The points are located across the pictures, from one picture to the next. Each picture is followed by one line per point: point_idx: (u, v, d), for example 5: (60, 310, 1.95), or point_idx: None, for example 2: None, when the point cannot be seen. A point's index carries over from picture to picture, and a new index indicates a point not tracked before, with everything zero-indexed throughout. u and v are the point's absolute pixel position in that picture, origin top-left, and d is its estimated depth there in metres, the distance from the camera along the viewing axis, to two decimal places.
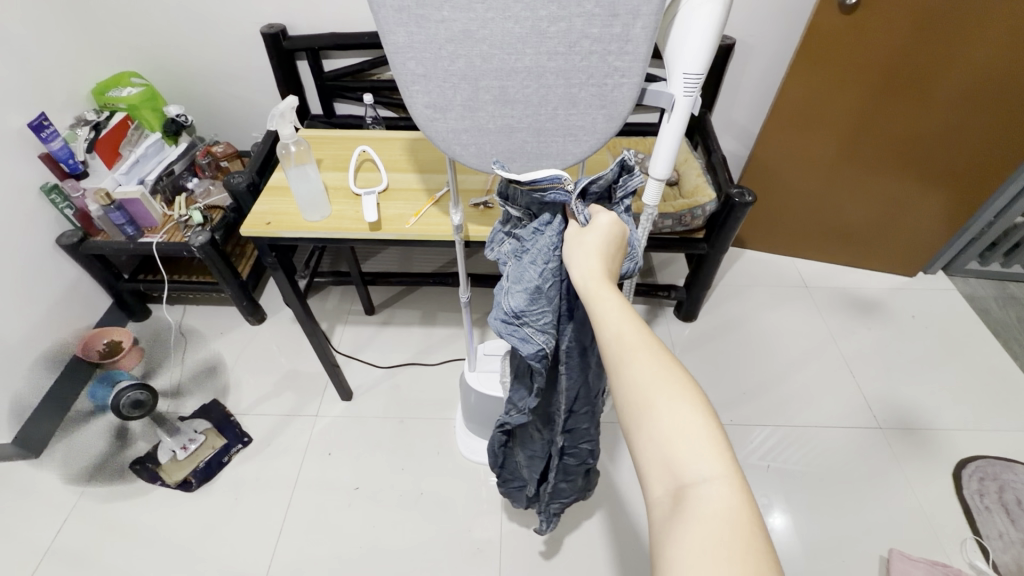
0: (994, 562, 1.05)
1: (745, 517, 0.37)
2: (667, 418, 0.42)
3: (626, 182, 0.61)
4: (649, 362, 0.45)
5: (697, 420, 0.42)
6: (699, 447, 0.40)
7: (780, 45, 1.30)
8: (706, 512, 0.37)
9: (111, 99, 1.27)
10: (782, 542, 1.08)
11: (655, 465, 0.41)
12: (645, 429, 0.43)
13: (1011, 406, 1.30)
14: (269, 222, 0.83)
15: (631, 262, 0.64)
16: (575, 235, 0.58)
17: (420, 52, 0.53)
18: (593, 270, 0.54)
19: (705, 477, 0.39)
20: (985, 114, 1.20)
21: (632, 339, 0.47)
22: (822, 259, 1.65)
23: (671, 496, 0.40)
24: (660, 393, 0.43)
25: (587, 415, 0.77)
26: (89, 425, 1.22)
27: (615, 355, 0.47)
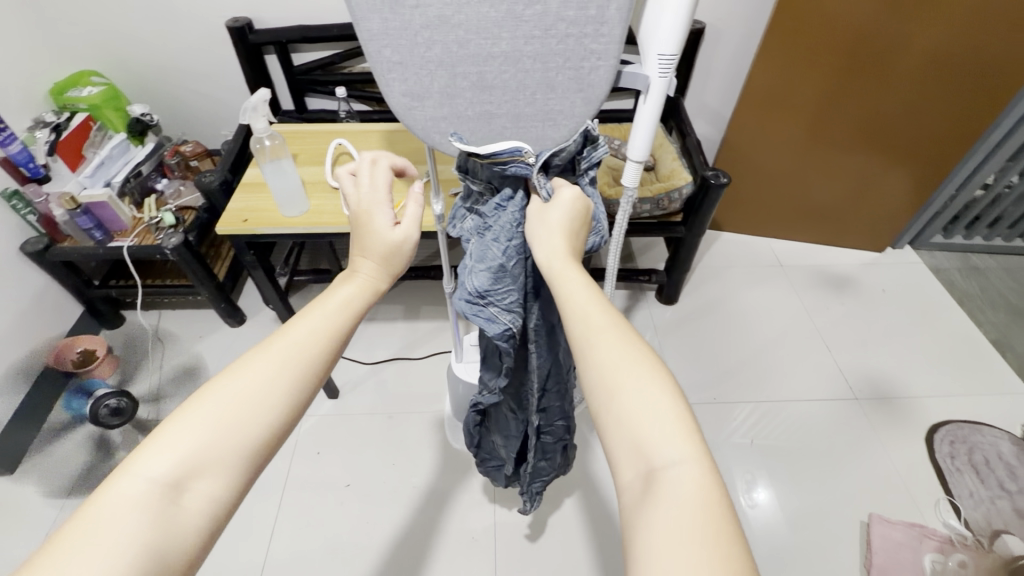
0: (965, 520, 1.10)
1: (714, 498, 0.37)
2: (634, 400, 0.41)
3: (592, 152, 0.65)
4: (616, 345, 0.44)
5: (667, 402, 0.41)
6: (669, 430, 0.40)
7: (749, 29, 1.32)
8: (675, 494, 0.37)
9: (71, 99, 1.22)
10: (767, 515, 1.12)
11: (624, 449, 0.40)
12: (614, 412, 0.42)
13: (977, 371, 1.36)
14: (246, 219, 0.82)
15: (598, 236, 0.67)
16: (538, 211, 0.59)
17: (395, 39, 0.53)
18: (560, 249, 0.55)
19: (675, 460, 0.38)
20: (944, 90, 1.24)
21: (597, 323, 0.46)
22: (795, 238, 1.69)
23: (640, 478, 0.39)
24: (628, 374, 0.42)
25: (560, 393, 0.79)
26: (64, 439, 1.16)
27: (580, 338, 0.46)
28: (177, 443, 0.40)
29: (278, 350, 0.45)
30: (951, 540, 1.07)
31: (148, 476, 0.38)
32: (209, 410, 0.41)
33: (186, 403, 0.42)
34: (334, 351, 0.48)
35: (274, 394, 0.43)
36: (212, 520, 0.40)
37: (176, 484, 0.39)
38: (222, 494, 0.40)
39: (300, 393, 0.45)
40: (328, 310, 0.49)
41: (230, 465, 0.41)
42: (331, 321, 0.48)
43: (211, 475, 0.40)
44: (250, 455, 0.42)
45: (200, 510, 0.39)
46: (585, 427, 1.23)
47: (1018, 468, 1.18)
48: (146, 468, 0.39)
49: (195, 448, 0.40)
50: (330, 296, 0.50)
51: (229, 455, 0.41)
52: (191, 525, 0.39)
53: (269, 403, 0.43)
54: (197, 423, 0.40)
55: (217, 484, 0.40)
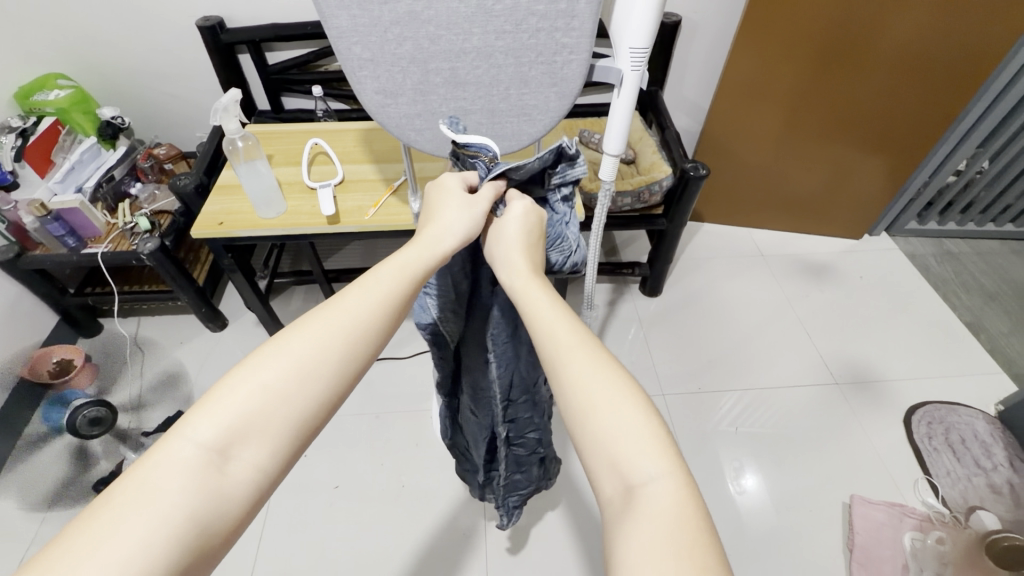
0: (943, 498, 1.13)
1: (691, 511, 0.37)
2: (609, 418, 0.41)
3: (566, 169, 0.59)
4: (588, 361, 0.45)
5: (643, 419, 0.41)
6: (645, 446, 0.40)
7: (724, 22, 1.33)
8: (656, 509, 0.37)
9: (38, 103, 1.19)
10: (753, 499, 1.14)
11: (602, 465, 0.41)
12: (589, 430, 0.42)
13: (952, 354, 1.39)
14: (221, 222, 0.80)
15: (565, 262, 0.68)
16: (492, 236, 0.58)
17: (365, 36, 0.53)
18: (524, 266, 0.54)
19: (652, 476, 0.39)
20: (913, 80, 1.27)
21: (565, 341, 0.46)
22: (774, 227, 1.72)
23: (621, 493, 0.39)
24: (600, 393, 0.43)
25: (528, 404, 0.79)
26: (45, 448, 1.14)
27: (550, 356, 0.46)
28: (226, 408, 0.38)
29: (331, 317, 0.43)
30: (929, 517, 1.09)
31: (198, 442, 0.37)
32: (259, 376, 0.39)
33: (237, 368, 0.40)
34: (392, 318, 0.46)
35: (325, 362, 0.41)
36: (257, 493, 0.39)
37: (222, 451, 0.37)
38: (268, 464, 0.39)
39: (351, 364, 0.43)
40: (385, 277, 0.47)
41: (277, 434, 0.39)
42: (388, 290, 0.46)
43: (257, 443, 0.38)
44: (298, 424, 0.40)
45: (246, 479, 0.38)
46: None
47: (993, 446, 1.21)
48: (196, 435, 0.37)
49: (244, 415, 0.38)
50: (389, 262, 0.49)
51: (277, 424, 0.39)
52: (235, 495, 0.37)
53: (319, 373, 0.41)
54: (245, 390, 0.39)
55: (263, 453, 0.39)
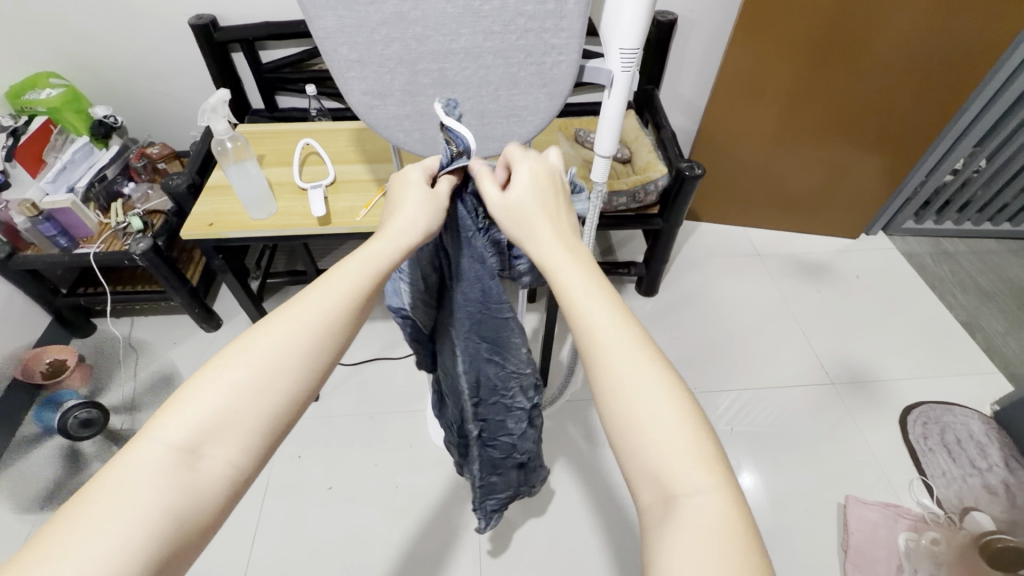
0: (938, 498, 1.13)
1: (740, 528, 0.36)
2: (652, 427, 0.39)
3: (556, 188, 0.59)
4: (636, 361, 0.41)
5: (688, 429, 0.39)
6: (690, 457, 0.38)
7: (720, 20, 1.33)
8: (698, 523, 0.36)
9: (29, 102, 1.19)
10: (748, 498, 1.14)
11: (643, 474, 0.39)
12: (633, 439, 0.40)
13: (948, 354, 1.39)
14: (212, 223, 0.80)
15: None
16: (503, 206, 0.50)
17: (352, 37, 0.52)
18: (555, 236, 0.49)
19: (700, 490, 0.37)
20: (910, 79, 1.27)
21: (608, 338, 0.42)
22: (771, 226, 1.71)
23: (660, 503, 0.38)
24: (645, 400, 0.40)
25: (503, 407, 0.77)
26: (33, 453, 1.10)
27: (590, 354, 0.43)
28: (195, 407, 0.38)
29: (295, 311, 0.42)
30: (923, 518, 1.09)
31: (166, 442, 0.37)
32: (227, 374, 0.39)
33: (204, 366, 0.39)
34: (361, 311, 0.45)
35: (292, 357, 0.40)
36: (231, 490, 0.38)
37: (193, 449, 0.37)
38: (240, 460, 0.38)
39: (322, 358, 0.42)
40: (353, 270, 0.45)
41: (248, 431, 0.38)
42: (358, 282, 0.45)
43: (228, 440, 0.38)
44: (271, 420, 0.40)
45: (219, 477, 0.37)
46: (570, 422, 1.24)
47: (989, 446, 1.21)
48: (165, 434, 0.37)
49: (214, 412, 0.38)
50: (353, 255, 0.46)
51: (247, 422, 0.39)
52: (211, 491, 0.37)
53: (287, 369, 0.40)
54: (212, 388, 0.38)
55: (235, 450, 0.38)
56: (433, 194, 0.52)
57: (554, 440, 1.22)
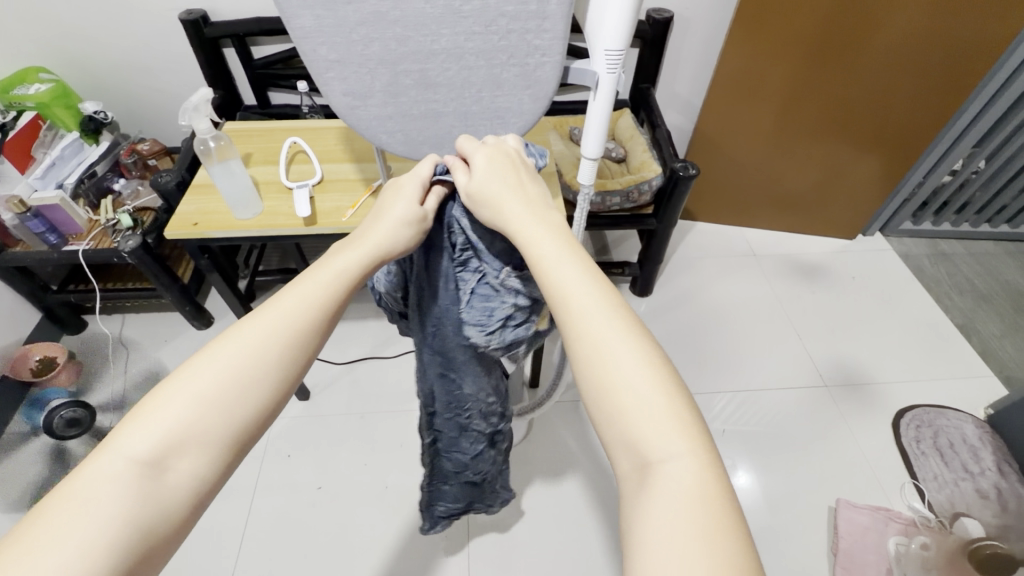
0: (929, 502, 1.12)
1: (714, 493, 0.35)
2: (627, 395, 0.38)
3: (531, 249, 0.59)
4: (613, 326, 0.41)
5: (664, 396, 0.38)
6: (667, 423, 0.37)
7: (717, 18, 1.31)
8: (671, 487, 0.35)
9: (17, 97, 1.17)
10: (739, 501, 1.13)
11: (619, 442, 0.39)
12: (607, 406, 0.39)
13: (942, 357, 1.38)
14: (196, 223, 0.79)
15: (491, 338, 0.62)
16: (471, 192, 0.50)
17: (331, 36, 0.51)
18: (526, 208, 0.48)
19: (673, 456, 0.36)
20: (907, 78, 1.25)
21: (583, 306, 0.42)
22: (767, 227, 1.70)
23: (636, 469, 0.37)
24: (618, 368, 0.39)
25: (455, 424, 0.75)
26: (22, 450, 1.12)
27: (566, 324, 0.42)
28: (160, 419, 0.37)
29: (263, 321, 0.42)
30: (914, 522, 1.09)
31: (128, 456, 0.36)
32: (193, 386, 0.38)
33: (167, 378, 0.39)
34: (330, 320, 0.45)
35: (262, 367, 0.40)
36: (194, 500, 0.38)
37: (157, 462, 0.36)
38: (204, 472, 0.38)
39: (292, 365, 0.42)
40: (322, 279, 0.45)
41: (213, 441, 0.38)
42: (329, 290, 0.45)
43: (194, 452, 0.37)
44: (237, 430, 0.39)
45: (184, 489, 0.37)
46: (561, 423, 1.25)
47: (982, 450, 1.20)
48: (126, 447, 0.36)
49: (178, 425, 0.37)
50: (327, 264, 0.46)
51: (213, 432, 0.38)
52: (174, 503, 0.36)
53: (255, 382, 0.40)
54: (175, 399, 0.38)
55: (199, 461, 0.37)
56: (420, 211, 0.51)
57: (545, 441, 1.22)
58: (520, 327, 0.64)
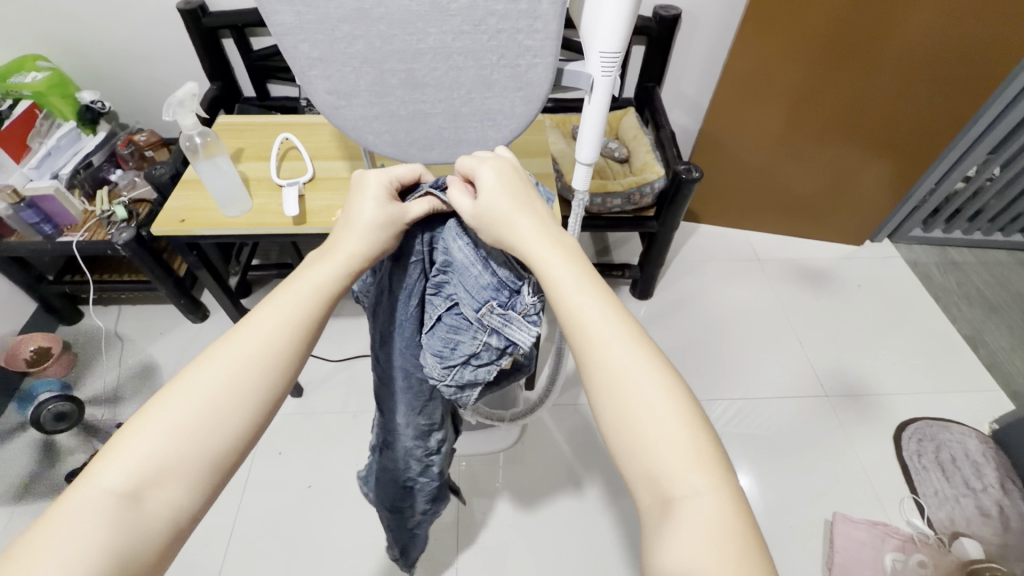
0: (929, 519, 1.10)
1: (739, 530, 0.35)
2: (650, 426, 0.38)
3: (525, 284, 0.55)
4: (634, 357, 0.41)
5: (686, 428, 0.39)
6: (690, 457, 0.37)
7: (726, 16, 1.27)
8: (698, 524, 0.35)
9: (13, 86, 1.15)
10: None
11: (640, 476, 0.38)
12: (629, 439, 0.39)
13: (948, 369, 1.35)
14: (184, 219, 0.77)
15: (451, 373, 0.58)
16: (478, 214, 0.49)
17: (312, 34, 0.49)
18: (538, 226, 0.48)
19: (698, 491, 0.36)
20: (920, 83, 1.22)
21: (603, 334, 0.42)
22: (772, 231, 1.67)
23: (658, 505, 0.37)
24: (639, 399, 0.39)
25: (386, 441, 0.72)
26: (12, 442, 1.13)
27: (585, 353, 0.42)
28: (139, 447, 0.36)
29: (237, 345, 0.41)
30: (913, 538, 1.07)
31: (104, 489, 0.34)
32: (169, 415, 0.37)
33: (143, 407, 0.37)
34: (311, 337, 0.44)
35: (241, 393, 0.39)
36: (175, 530, 0.36)
37: (135, 493, 0.35)
38: (185, 501, 0.36)
39: (275, 386, 0.41)
40: (299, 295, 0.44)
41: (193, 470, 0.36)
42: (309, 306, 0.44)
43: (172, 482, 0.36)
44: (220, 456, 0.38)
45: (165, 520, 0.35)
46: (554, 427, 1.23)
47: (984, 466, 1.17)
48: (101, 479, 0.34)
49: (158, 451, 0.36)
50: (299, 280, 0.45)
51: (194, 461, 0.37)
52: (152, 535, 0.35)
53: (235, 408, 0.39)
54: (150, 430, 0.36)
55: (180, 490, 0.36)
56: (389, 212, 0.49)
57: (537, 445, 1.21)
58: (488, 369, 0.59)
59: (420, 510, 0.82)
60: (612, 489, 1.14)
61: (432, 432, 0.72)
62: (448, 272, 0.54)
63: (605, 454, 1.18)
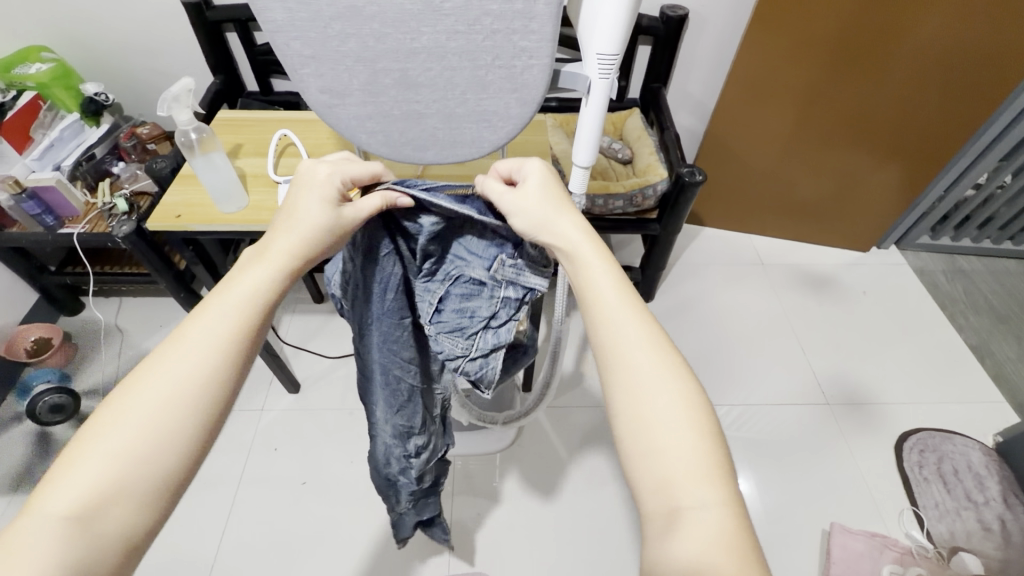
0: (929, 532, 1.09)
1: (741, 546, 0.36)
2: (666, 435, 0.40)
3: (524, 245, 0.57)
4: (658, 368, 0.43)
5: (700, 442, 0.40)
6: (701, 471, 0.39)
7: (734, 17, 1.26)
8: (701, 534, 0.37)
9: (17, 77, 1.17)
10: None
11: (651, 483, 0.40)
12: (644, 446, 0.41)
13: (952, 379, 1.33)
14: (179, 215, 0.77)
15: (476, 342, 0.59)
16: (518, 195, 0.51)
17: (304, 31, 0.48)
18: (576, 223, 0.50)
19: (704, 504, 0.38)
20: (931, 89, 1.19)
21: (624, 338, 0.44)
22: (777, 235, 1.65)
23: (664, 514, 0.38)
24: (660, 407, 0.41)
25: (398, 443, 0.71)
26: (10, 431, 1.13)
27: (612, 358, 0.44)
28: (83, 469, 0.36)
29: (169, 360, 0.40)
30: (911, 551, 1.05)
31: (53, 514, 0.35)
32: (108, 437, 0.37)
33: (80, 434, 0.37)
34: (252, 342, 0.44)
35: (181, 407, 0.39)
36: (131, 545, 0.37)
37: (84, 513, 0.35)
38: (137, 516, 0.37)
39: (217, 394, 0.41)
40: (232, 302, 0.44)
41: (144, 486, 0.37)
42: (245, 312, 0.44)
43: (122, 501, 0.36)
44: (169, 469, 0.38)
45: (118, 536, 0.36)
46: (551, 429, 1.23)
47: (987, 479, 1.16)
48: (49, 506, 0.35)
49: (103, 474, 0.36)
50: (232, 290, 0.44)
51: (141, 478, 0.37)
52: (108, 555, 0.36)
53: (178, 422, 0.39)
54: (90, 454, 0.36)
55: (130, 508, 0.36)
56: (336, 214, 0.48)
57: (533, 447, 1.20)
58: (508, 328, 0.59)
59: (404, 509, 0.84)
60: (607, 494, 1.13)
61: (416, 433, 0.70)
62: (438, 253, 0.55)
63: (601, 459, 1.17)
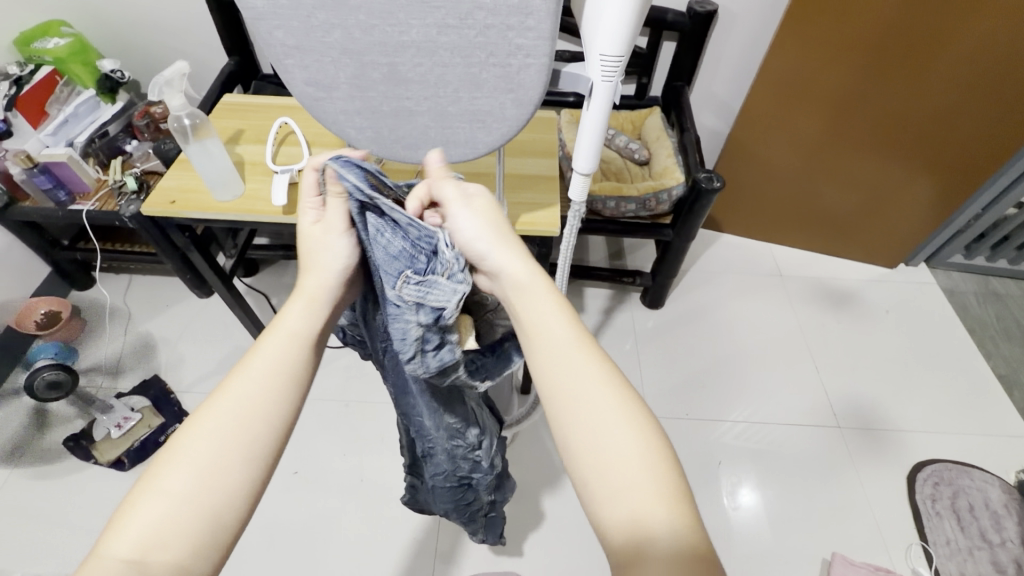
0: (936, 570, 1.04)
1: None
2: (624, 466, 0.39)
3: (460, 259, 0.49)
4: (606, 400, 0.41)
5: (660, 469, 0.39)
6: (662, 499, 0.37)
7: (766, 16, 1.19)
8: (664, 570, 0.34)
9: (36, 51, 1.17)
10: (742, 525, 1.09)
11: (618, 519, 0.37)
12: (606, 482, 0.39)
13: (976, 409, 1.26)
14: (174, 201, 0.76)
15: (414, 367, 0.49)
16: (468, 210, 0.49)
17: (287, 20, 0.46)
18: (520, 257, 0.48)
19: (667, 532, 0.36)
20: (977, 101, 1.11)
21: (577, 379, 0.42)
22: (801, 247, 1.58)
23: (628, 549, 0.37)
24: (615, 438, 0.40)
25: (455, 450, 0.68)
26: (12, 403, 1.16)
27: (560, 399, 0.42)
28: (144, 515, 0.37)
29: (217, 405, 0.42)
30: None
31: (117, 556, 0.36)
32: (167, 481, 0.38)
33: (138, 484, 0.39)
34: (303, 379, 0.45)
35: (232, 450, 0.40)
36: None
37: (141, 558, 0.36)
38: (195, 558, 0.37)
39: (269, 429, 0.42)
40: (279, 344, 0.45)
41: (201, 527, 0.38)
42: (293, 351, 0.46)
43: (175, 544, 0.37)
44: (226, 508, 0.39)
45: None
46: (548, 436, 1.20)
47: (1005, 519, 1.10)
48: (113, 548, 0.36)
49: (162, 517, 0.37)
50: (275, 328, 0.46)
51: (198, 520, 0.38)
52: None
53: (231, 461, 0.40)
54: (149, 499, 0.38)
55: (187, 550, 0.37)
56: (327, 230, 0.48)
57: (529, 452, 1.17)
58: (449, 347, 0.50)
59: (486, 500, 0.80)
60: None
61: (468, 427, 0.68)
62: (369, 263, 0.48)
63: None
